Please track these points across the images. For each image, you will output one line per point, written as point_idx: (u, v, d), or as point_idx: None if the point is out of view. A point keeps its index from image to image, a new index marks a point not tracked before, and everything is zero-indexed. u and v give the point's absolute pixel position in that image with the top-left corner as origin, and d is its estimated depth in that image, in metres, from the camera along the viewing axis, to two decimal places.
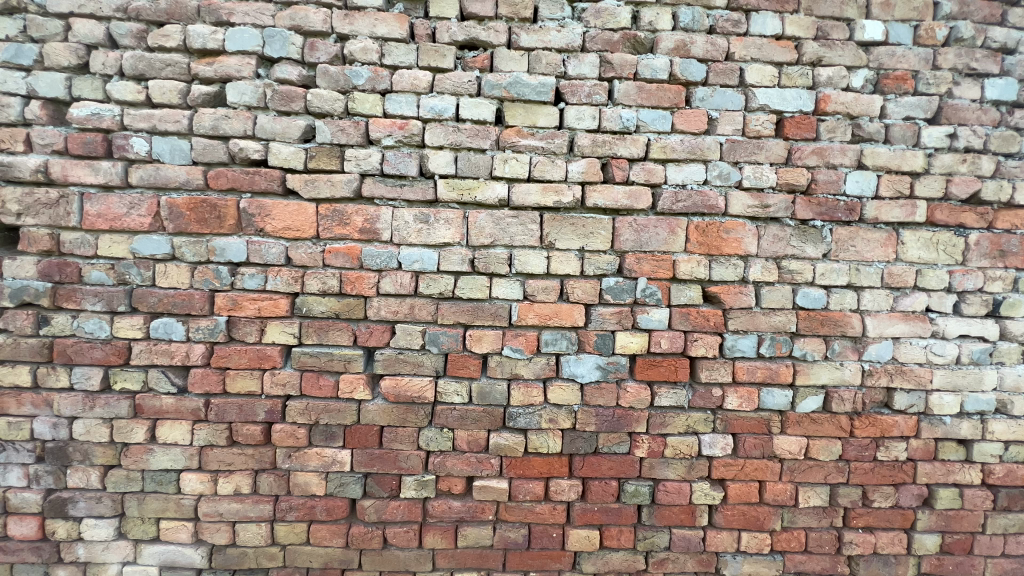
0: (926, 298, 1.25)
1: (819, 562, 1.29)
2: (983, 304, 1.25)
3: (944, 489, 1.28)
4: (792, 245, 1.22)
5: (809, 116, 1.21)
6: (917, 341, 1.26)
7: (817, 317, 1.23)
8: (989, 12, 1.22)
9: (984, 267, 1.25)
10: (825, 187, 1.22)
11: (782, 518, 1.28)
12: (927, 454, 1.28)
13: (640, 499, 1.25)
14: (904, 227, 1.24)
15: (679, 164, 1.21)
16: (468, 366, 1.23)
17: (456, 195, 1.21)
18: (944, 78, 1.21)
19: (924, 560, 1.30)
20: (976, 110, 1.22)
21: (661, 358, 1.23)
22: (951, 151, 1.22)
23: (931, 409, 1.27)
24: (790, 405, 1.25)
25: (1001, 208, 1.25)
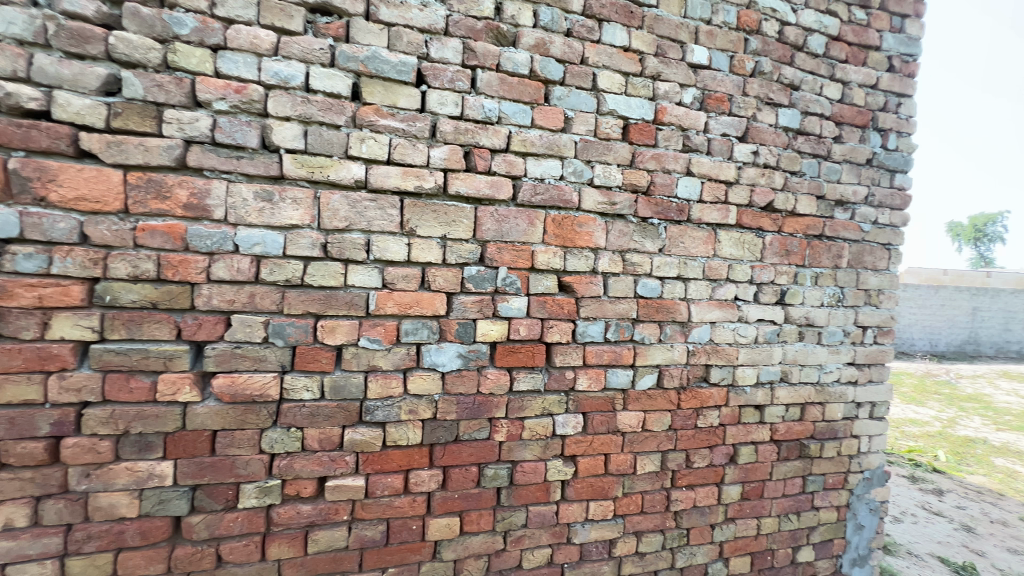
0: (735, 288, 1.49)
1: (652, 520, 1.47)
2: (773, 294, 1.53)
3: (745, 447, 1.55)
4: (634, 240, 1.36)
5: (649, 124, 1.35)
6: (728, 324, 1.49)
7: (653, 305, 1.39)
8: (783, 53, 1.48)
9: (775, 264, 1.53)
10: (661, 189, 1.37)
11: (623, 485, 1.42)
12: (733, 418, 1.53)
13: (499, 481, 1.30)
14: (721, 227, 1.45)
15: (538, 159, 1.26)
16: (320, 359, 1.15)
17: (306, 173, 1.10)
18: (750, 103, 1.45)
19: (730, 507, 1.56)
20: (772, 133, 1.48)
21: (520, 344, 1.28)
22: (754, 166, 1.47)
23: (737, 381, 1.52)
24: (631, 384, 1.40)
25: (788, 215, 1.53)
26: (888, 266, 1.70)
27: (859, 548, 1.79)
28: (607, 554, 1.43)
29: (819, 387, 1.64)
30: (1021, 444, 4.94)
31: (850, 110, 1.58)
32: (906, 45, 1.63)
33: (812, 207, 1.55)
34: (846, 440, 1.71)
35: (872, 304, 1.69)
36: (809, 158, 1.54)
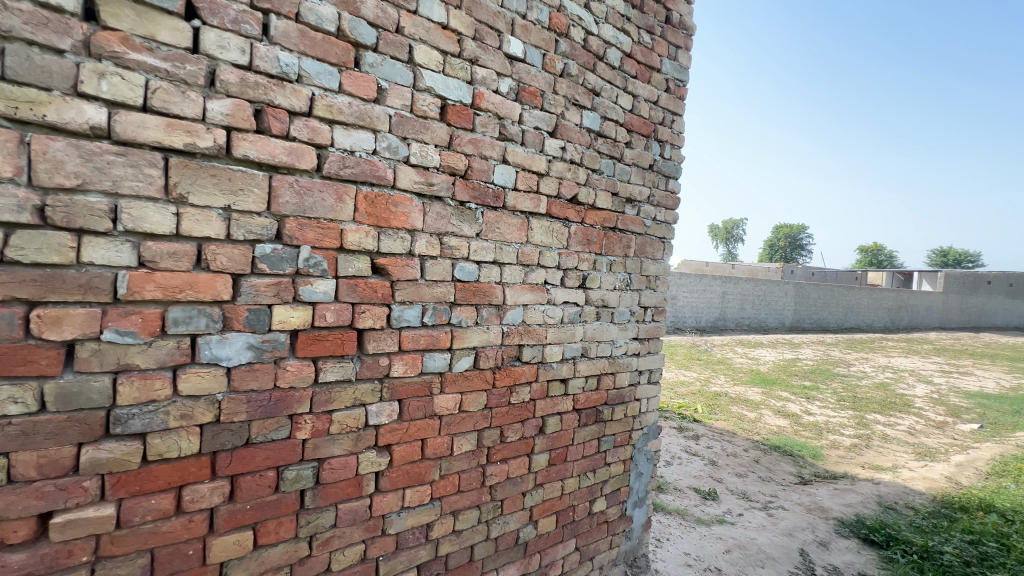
0: (544, 273, 1.62)
1: (468, 497, 1.51)
2: (576, 278, 1.71)
3: (552, 418, 1.71)
4: (452, 223, 1.36)
5: (467, 108, 1.35)
6: (538, 306, 1.61)
7: (470, 288, 1.42)
8: (587, 60, 1.63)
9: (578, 251, 1.70)
10: (479, 175, 1.40)
11: (441, 467, 1.43)
12: (542, 393, 1.66)
13: (303, 483, 1.18)
14: (533, 216, 1.55)
15: (347, 129, 1.15)
16: (37, 361, 0.86)
17: (4, 107, 0.81)
18: (559, 102, 1.57)
19: (539, 474, 1.71)
20: (577, 132, 1.63)
21: (327, 332, 1.17)
22: (562, 160, 1.60)
23: (546, 357, 1.66)
24: (449, 366, 1.40)
25: (589, 208, 1.72)
26: (663, 256, 2.03)
27: (639, 492, 2.15)
28: (424, 538, 1.43)
29: (612, 360, 1.89)
30: (746, 394, 6.58)
31: (637, 120, 1.83)
32: (679, 72, 1.95)
33: (609, 203, 1.77)
34: (631, 403, 2.01)
35: (651, 288, 2.01)
36: (606, 159, 1.74)
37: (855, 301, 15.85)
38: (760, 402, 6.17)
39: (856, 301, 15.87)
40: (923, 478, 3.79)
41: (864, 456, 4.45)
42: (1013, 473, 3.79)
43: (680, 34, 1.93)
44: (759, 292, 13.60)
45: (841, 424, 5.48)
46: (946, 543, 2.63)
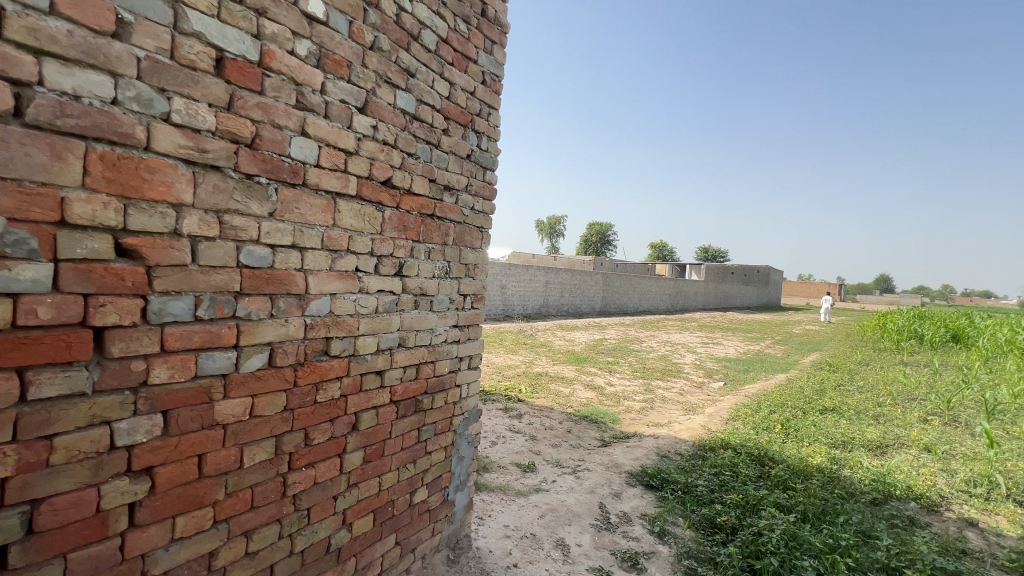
0: (355, 259, 1.52)
1: (265, 513, 1.34)
2: (391, 266, 1.67)
3: (366, 413, 1.63)
4: (235, 200, 1.17)
5: (252, 66, 1.17)
6: (348, 295, 1.51)
7: (262, 276, 1.25)
8: (400, 37, 1.57)
9: (394, 238, 1.66)
10: (270, 145, 1.23)
11: (227, 485, 1.23)
12: (354, 387, 1.57)
13: (5, 537, 0.88)
14: (341, 197, 1.44)
15: (67, 66, 0.88)
16: None
17: None
18: (369, 77, 1.48)
19: (353, 474, 1.61)
20: (390, 112, 1.58)
21: (41, 333, 0.89)
22: (374, 140, 1.53)
23: (359, 349, 1.57)
24: (235, 367, 1.21)
25: (405, 193, 1.69)
26: (480, 244, 2.13)
27: (461, 475, 2.21)
28: (204, 570, 1.21)
29: (431, 348, 1.90)
30: (563, 372, 7.35)
31: (455, 108, 1.85)
32: (494, 66, 2.02)
33: (426, 188, 1.77)
34: (451, 390, 2.05)
35: (470, 276, 2.08)
36: (422, 143, 1.73)
37: (647, 288, 19.02)
38: (573, 379, 6.95)
39: (647, 288, 19.05)
40: (687, 428, 4.75)
41: (649, 416, 5.37)
42: (741, 416, 5.01)
43: (496, 29, 2.00)
44: (575, 281, 15.30)
45: (633, 391, 6.52)
46: (699, 477, 3.34)
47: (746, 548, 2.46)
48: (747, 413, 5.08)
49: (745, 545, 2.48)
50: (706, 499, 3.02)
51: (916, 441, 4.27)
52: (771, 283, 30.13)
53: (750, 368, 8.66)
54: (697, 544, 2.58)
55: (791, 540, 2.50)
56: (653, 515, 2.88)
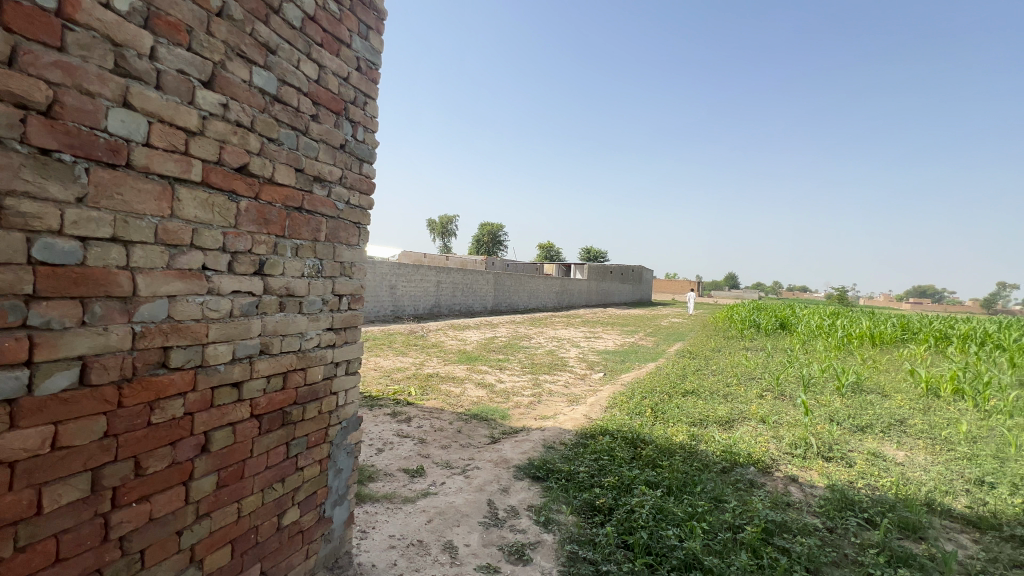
0: (202, 256, 1.33)
1: (78, 564, 1.11)
2: (250, 264, 1.49)
3: (219, 431, 1.43)
4: (25, 179, 0.96)
5: (48, 15, 0.96)
6: (193, 298, 1.31)
7: (68, 276, 1.03)
8: (256, 7, 1.42)
9: (252, 232, 1.49)
10: (75, 115, 1.02)
11: (17, 538, 0.99)
12: (203, 404, 1.37)
13: None
14: (180, 183, 1.25)
15: None
16: None
17: None
18: (217, 47, 1.31)
19: (203, 503, 1.40)
20: (244, 90, 1.42)
21: None
22: (224, 120, 1.36)
23: (208, 359, 1.38)
24: (27, 389, 0.98)
25: (266, 182, 1.53)
26: (357, 241, 2.02)
27: (339, 489, 2.06)
28: None
29: (301, 353, 1.75)
30: (454, 372, 7.30)
31: (324, 94, 1.74)
32: (370, 54, 1.93)
33: (291, 178, 1.62)
34: (326, 398, 1.91)
35: (346, 275, 1.96)
36: (286, 129, 1.59)
37: (535, 287, 19.77)
38: (464, 378, 6.94)
39: (536, 287, 19.81)
40: (571, 419, 5.01)
41: (536, 410, 5.57)
42: (618, 404, 5.43)
43: (371, 14, 1.90)
44: (467, 281, 15.34)
45: (522, 387, 6.71)
46: (581, 464, 3.54)
47: (621, 526, 2.66)
48: (623, 401, 5.53)
49: (620, 523, 2.68)
50: (587, 484, 3.21)
51: (755, 414, 5.01)
52: (644, 281, 33.30)
53: (626, 360, 9.45)
54: (578, 528, 2.72)
55: (658, 513, 2.76)
56: (539, 506, 2.98)
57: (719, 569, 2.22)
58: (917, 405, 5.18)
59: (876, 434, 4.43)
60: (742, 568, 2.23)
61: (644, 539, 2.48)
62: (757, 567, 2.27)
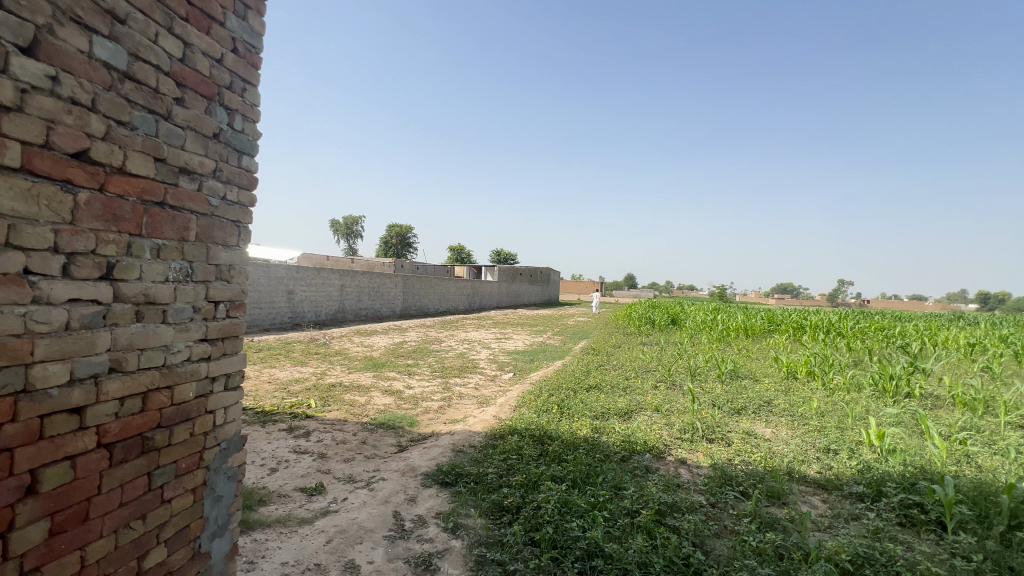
0: (24, 258, 1.13)
1: None
2: (94, 268, 1.29)
3: (52, 468, 1.22)
4: None
5: None
6: (11, 310, 1.11)
7: None
8: None
9: (95, 230, 1.29)
10: None
11: None
12: (28, 437, 1.16)
13: None
14: None
15: None
16: None
17: None
18: (42, 8, 1.13)
19: (29, 556, 1.18)
20: (82, 62, 1.23)
21: None
22: (53, 96, 1.17)
23: (35, 383, 1.16)
24: None
25: (114, 173, 1.32)
26: (237, 242, 1.82)
27: (219, 520, 1.83)
28: None
29: (166, 369, 1.53)
30: (359, 381, 6.93)
31: (191, 75, 1.55)
32: (249, 35, 1.77)
33: (148, 169, 1.42)
34: (200, 418, 1.69)
35: (224, 279, 1.76)
36: (141, 111, 1.40)
37: (446, 290, 19.55)
38: (370, 386, 6.62)
39: (446, 290, 19.59)
40: (481, 421, 5.01)
41: (446, 414, 5.48)
42: (527, 403, 5.54)
43: None
44: (373, 284, 14.72)
45: (432, 392, 6.57)
46: (490, 466, 3.55)
47: (528, 523, 2.70)
48: (531, 399, 5.65)
49: (527, 520, 2.73)
50: (495, 485, 3.23)
51: (650, 404, 5.41)
52: (552, 282, 34.53)
53: (535, 359, 9.69)
54: (486, 530, 2.72)
55: (563, 507, 2.85)
56: (447, 512, 2.93)
57: (618, 554, 2.35)
58: (780, 387, 5.96)
59: (749, 415, 5.01)
60: (638, 550, 2.38)
61: (549, 533, 2.54)
62: (651, 547, 2.43)
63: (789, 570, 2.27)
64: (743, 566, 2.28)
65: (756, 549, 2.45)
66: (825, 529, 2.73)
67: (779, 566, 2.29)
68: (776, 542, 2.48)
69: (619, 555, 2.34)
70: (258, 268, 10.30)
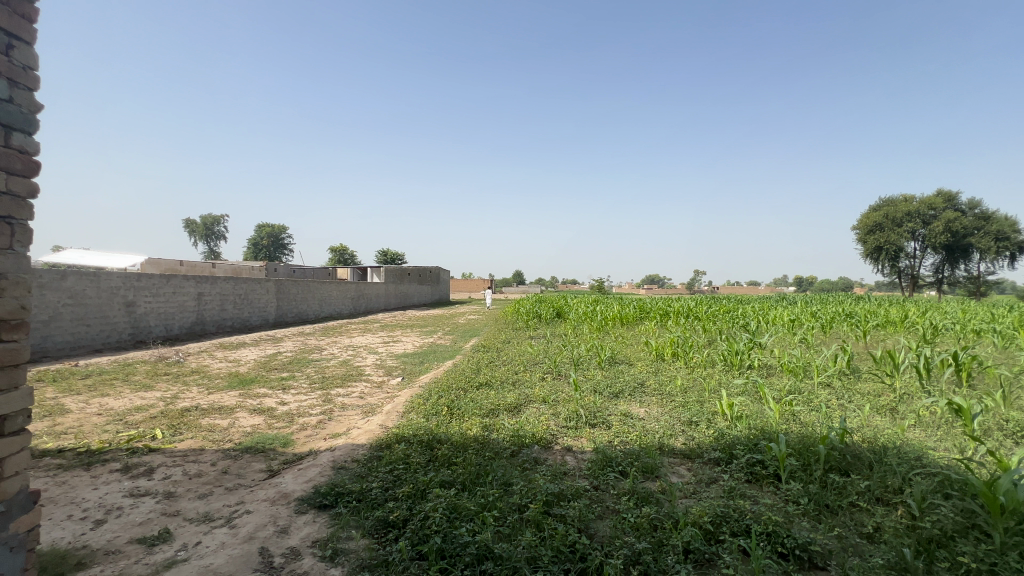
0: None
1: None
2: None
3: None
4: None
5: None
6: None
7: None
8: None
9: None
10: None
11: None
12: None
13: None
14: None
15: None
16: None
17: None
18: None
19: None
20: None
21: None
22: None
23: None
24: None
25: None
26: (10, 243, 1.46)
27: None
28: None
29: None
30: (221, 401, 6.06)
31: None
32: None
33: None
34: None
35: None
36: None
37: (327, 293, 18.22)
38: (235, 406, 5.83)
39: (328, 293, 18.27)
40: (366, 432, 4.69)
41: (326, 429, 5.04)
42: (415, 407, 5.33)
43: None
44: (240, 291, 13.13)
45: (310, 405, 6.00)
46: (374, 480, 3.31)
47: (415, 537, 2.56)
48: (420, 403, 5.45)
49: (414, 533, 2.58)
50: (380, 500, 3.01)
51: (538, 396, 5.55)
52: (442, 281, 34.15)
53: (425, 361, 9.44)
54: (370, 551, 2.51)
55: (452, 513, 2.76)
56: (325, 538, 2.66)
57: (508, 553, 2.32)
58: (651, 369, 6.55)
59: (626, 397, 5.40)
60: (527, 545, 2.38)
61: (437, 544, 2.43)
62: (539, 540, 2.45)
63: (662, 539, 2.45)
64: (623, 544, 2.40)
65: (634, 524, 2.60)
66: (691, 494, 3.01)
67: (654, 538, 2.46)
68: (651, 515, 2.66)
69: (509, 554, 2.31)
70: (82, 277, 8.49)
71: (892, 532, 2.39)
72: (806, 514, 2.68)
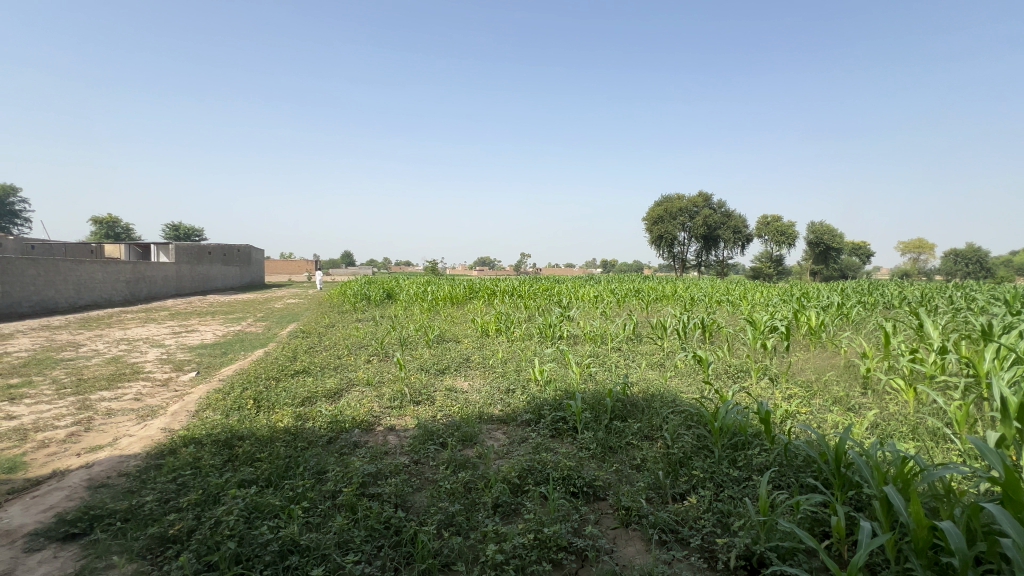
0: None
1: None
2: None
3: None
4: None
5: None
6: None
7: None
8: None
9: None
10: None
11: None
12: None
13: None
14: None
15: None
16: None
17: None
18: None
19: None
20: None
21: None
22: None
23: None
24: None
25: None
26: None
27: None
28: None
29: None
30: None
31: None
32: None
33: None
34: None
35: None
36: None
37: (89, 276, 14.37)
38: None
39: (90, 277, 14.41)
40: (140, 440, 3.86)
41: (82, 442, 4.00)
42: (212, 403, 4.60)
43: None
44: None
45: (56, 416, 4.68)
46: (149, 493, 2.76)
47: (201, 546, 2.22)
48: (218, 398, 4.73)
49: (201, 543, 2.24)
50: (156, 515, 2.53)
51: (362, 379, 5.34)
52: (254, 261, 29.79)
53: (228, 351, 8.22)
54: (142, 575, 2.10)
55: (251, 513, 2.48)
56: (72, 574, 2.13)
57: (317, 542, 2.21)
58: (477, 345, 6.86)
59: (451, 373, 5.57)
60: (338, 531, 2.30)
61: (230, 550, 2.15)
62: (353, 523, 2.38)
63: (474, 498, 2.62)
64: (438, 510, 2.48)
65: (449, 490, 2.70)
66: (504, 454, 3.26)
67: (467, 499, 2.61)
68: (466, 479, 2.80)
69: (317, 543, 2.20)
70: None
71: (652, 461, 2.96)
72: (594, 456, 3.16)
